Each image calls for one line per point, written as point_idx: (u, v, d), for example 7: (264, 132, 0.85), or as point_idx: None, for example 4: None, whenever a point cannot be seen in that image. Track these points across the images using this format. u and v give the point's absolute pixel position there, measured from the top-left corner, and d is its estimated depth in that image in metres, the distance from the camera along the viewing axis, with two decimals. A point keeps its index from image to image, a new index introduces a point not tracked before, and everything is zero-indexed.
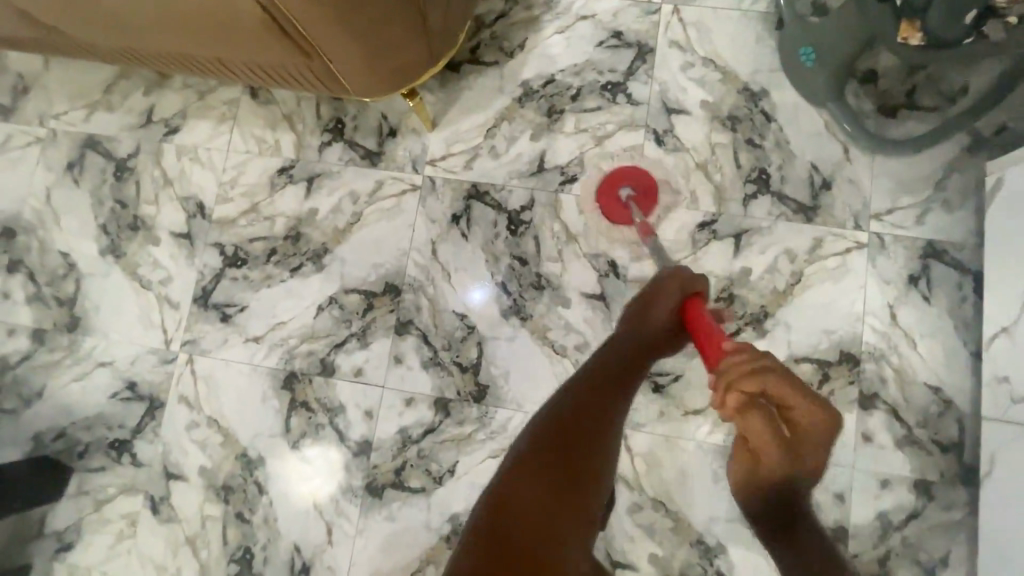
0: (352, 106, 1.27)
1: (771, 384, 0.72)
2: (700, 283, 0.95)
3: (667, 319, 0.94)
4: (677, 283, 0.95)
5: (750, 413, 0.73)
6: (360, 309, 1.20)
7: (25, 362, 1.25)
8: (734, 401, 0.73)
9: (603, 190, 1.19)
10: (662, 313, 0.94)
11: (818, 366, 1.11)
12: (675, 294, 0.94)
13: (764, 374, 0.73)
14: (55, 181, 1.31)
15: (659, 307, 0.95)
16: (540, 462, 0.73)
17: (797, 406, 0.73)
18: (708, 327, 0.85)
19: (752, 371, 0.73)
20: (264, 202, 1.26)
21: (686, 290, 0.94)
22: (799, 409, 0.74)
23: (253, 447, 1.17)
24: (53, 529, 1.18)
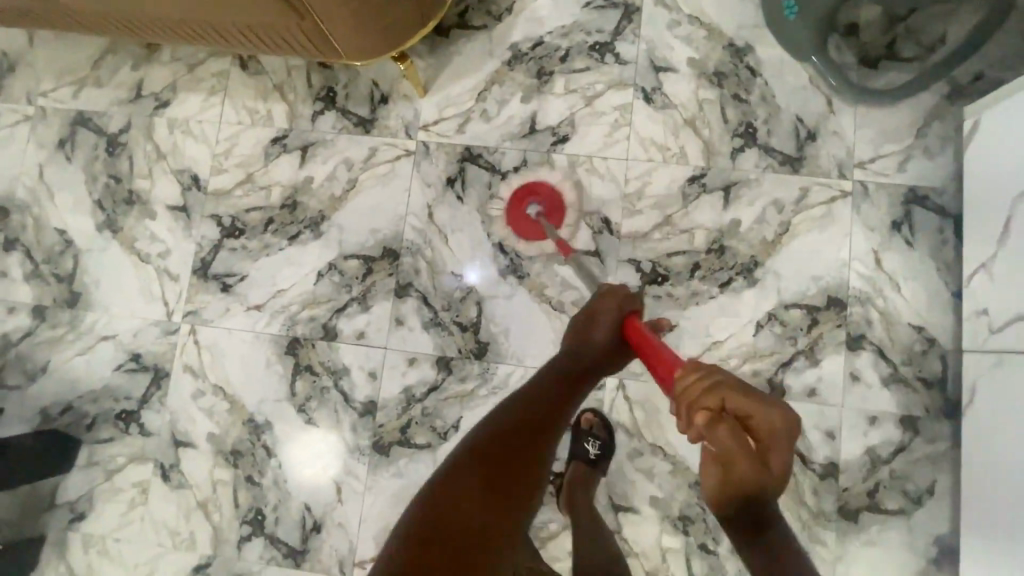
0: (343, 74, 1.28)
1: (725, 391, 0.65)
2: (636, 304, 0.92)
3: (609, 338, 0.90)
4: (614, 304, 0.91)
5: (718, 428, 0.63)
6: (360, 273, 1.22)
7: (27, 339, 1.26)
8: (701, 419, 0.64)
9: (514, 214, 1.21)
10: (603, 333, 0.90)
11: (807, 312, 1.14)
12: (613, 311, 0.91)
13: (718, 386, 0.66)
14: (48, 158, 1.31)
15: (602, 324, 0.91)
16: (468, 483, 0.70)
17: (758, 413, 0.63)
18: (654, 346, 0.82)
19: (706, 388, 0.67)
20: (259, 172, 1.27)
21: (623, 309, 0.91)
22: (757, 415, 0.63)
23: (259, 412, 1.19)
24: (65, 500, 1.20)
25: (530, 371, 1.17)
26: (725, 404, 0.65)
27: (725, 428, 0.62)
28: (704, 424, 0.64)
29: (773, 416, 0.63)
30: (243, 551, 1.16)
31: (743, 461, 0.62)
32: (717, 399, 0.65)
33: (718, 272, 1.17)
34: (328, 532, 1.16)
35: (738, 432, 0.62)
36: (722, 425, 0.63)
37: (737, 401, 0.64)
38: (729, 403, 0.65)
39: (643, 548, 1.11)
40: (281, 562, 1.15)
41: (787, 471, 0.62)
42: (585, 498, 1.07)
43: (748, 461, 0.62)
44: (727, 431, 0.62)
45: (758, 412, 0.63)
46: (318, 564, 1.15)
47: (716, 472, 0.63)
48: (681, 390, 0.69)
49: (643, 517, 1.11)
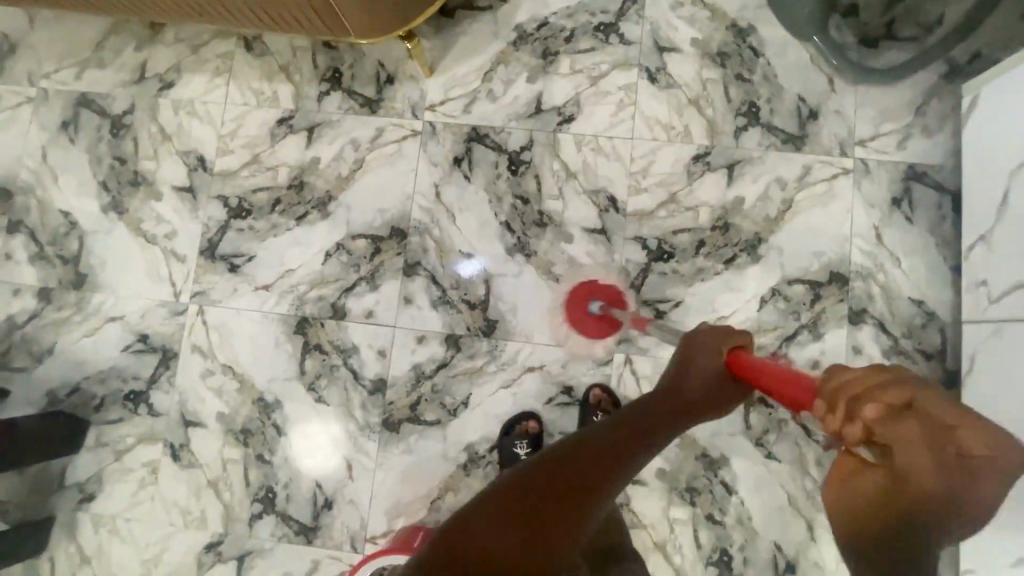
0: (349, 55, 1.28)
1: (921, 389, 0.40)
2: (742, 336, 0.70)
3: (714, 372, 0.69)
4: (714, 338, 0.71)
5: (900, 428, 0.38)
6: (368, 253, 1.23)
7: (33, 321, 1.25)
8: (869, 415, 0.40)
9: (586, 329, 1.17)
10: (704, 371, 0.69)
11: (810, 287, 1.17)
12: (712, 353, 0.70)
13: (900, 379, 0.41)
14: (51, 140, 1.30)
15: (701, 358, 0.70)
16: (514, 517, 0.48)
17: (978, 427, 0.37)
18: (777, 371, 0.59)
19: (883, 379, 0.41)
20: (265, 153, 1.27)
21: (722, 346, 0.70)
22: (981, 430, 0.37)
23: (269, 391, 1.20)
24: (75, 481, 1.21)
25: (538, 348, 1.18)
26: (916, 405, 0.39)
27: (918, 427, 0.38)
28: (866, 418, 0.40)
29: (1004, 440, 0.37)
30: (254, 528, 1.17)
31: (922, 469, 0.37)
32: (905, 395, 0.40)
33: (722, 248, 1.19)
34: (339, 509, 1.17)
35: (933, 448, 0.37)
36: (906, 423, 0.38)
37: (938, 406, 0.38)
38: (921, 402, 0.39)
39: (651, 519, 1.13)
40: (293, 539, 1.16)
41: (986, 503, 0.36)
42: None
43: (935, 486, 0.36)
44: (914, 436, 0.38)
45: (981, 430, 0.37)
46: (329, 540, 1.16)
47: (874, 482, 0.39)
48: (834, 389, 0.45)
49: (651, 490, 1.13)
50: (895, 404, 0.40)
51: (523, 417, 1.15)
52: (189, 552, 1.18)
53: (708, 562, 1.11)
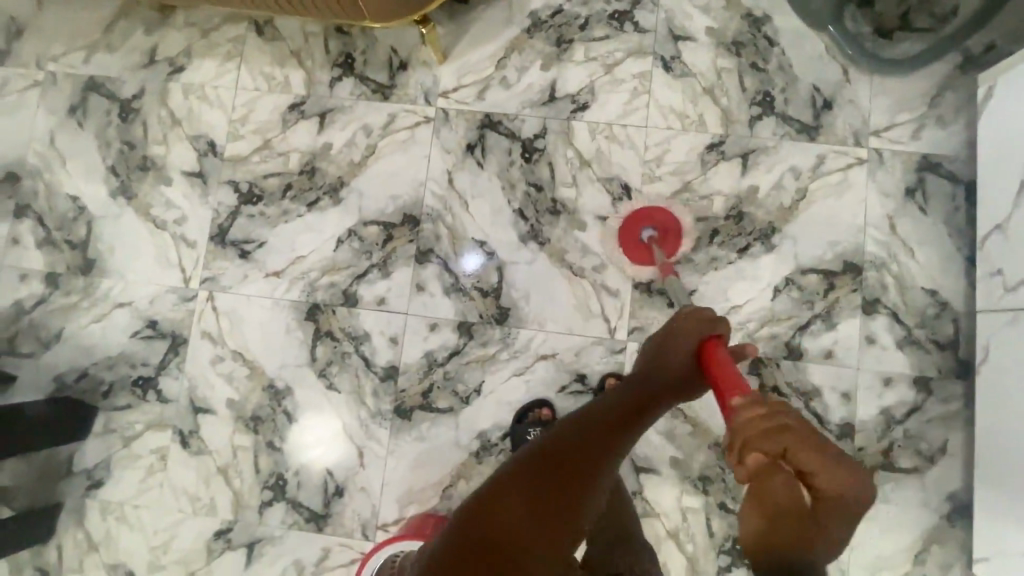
0: (361, 41, 1.27)
1: (790, 438, 0.53)
2: (719, 326, 0.83)
3: (687, 362, 0.83)
4: (689, 328, 0.84)
5: (771, 482, 0.50)
6: (380, 240, 1.22)
7: (40, 306, 1.24)
8: (753, 465, 0.53)
9: (625, 237, 1.19)
10: (680, 360, 0.83)
11: (824, 276, 1.16)
12: (692, 338, 0.83)
13: (781, 431, 0.54)
14: (59, 124, 1.29)
15: (679, 347, 0.83)
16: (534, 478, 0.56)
17: (826, 470, 0.49)
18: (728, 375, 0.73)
19: (765, 429, 0.55)
20: (276, 138, 1.26)
21: (703, 333, 0.82)
22: (824, 471, 0.49)
23: (280, 378, 1.19)
24: (83, 468, 1.20)
25: (551, 336, 1.17)
26: (788, 454, 0.52)
27: (783, 476, 0.51)
28: (756, 469, 0.52)
29: (840, 476, 0.49)
30: (264, 516, 1.16)
31: (783, 490, 0.49)
32: (780, 445, 0.53)
33: (736, 238, 1.18)
34: (350, 496, 1.16)
35: (791, 491, 0.49)
36: (775, 475, 0.51)
37: (802, 452, 0.51)
38: (794, 453, 0.51)
39: (664, 508, 1.13)
40: (303, 526, 1.16)
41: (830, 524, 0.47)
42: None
43: (791, 519, 0.47)
44: (782, 483, 0.50)
45: (827, 468, 0.50)
46: (340, 528, 1.15)
47: (756, 519, 0.48)
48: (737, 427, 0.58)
49: (664, 478, 1.13)
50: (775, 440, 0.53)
51: (537, 405, 1.14)
52: (198, 539, 1.17)
53: (720, 551, 1.11)
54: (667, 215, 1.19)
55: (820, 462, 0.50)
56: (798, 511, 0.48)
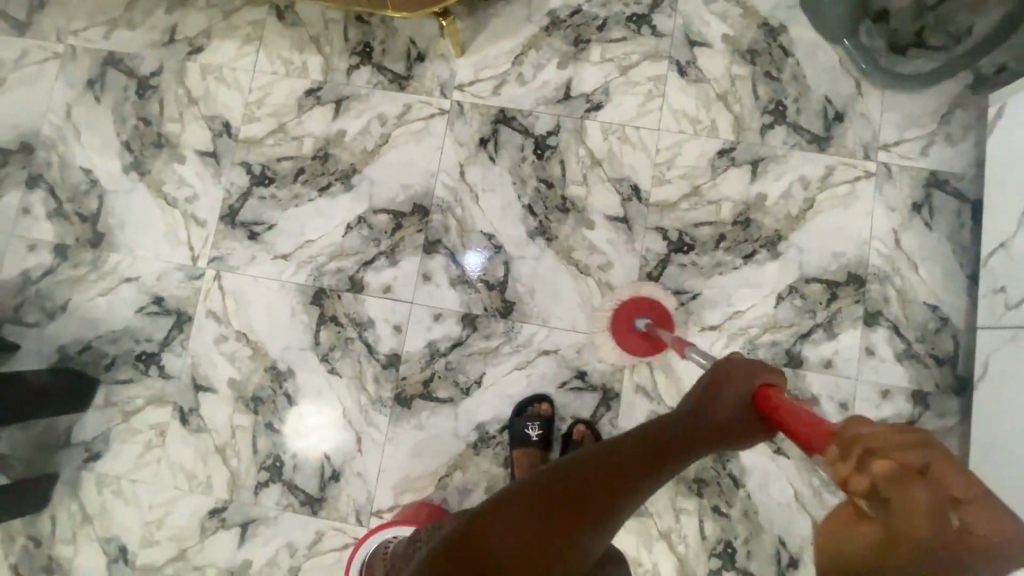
0: (381, 30, 1.29)
1: (939, 456, 0.37)
2: (775, 376, 0.65)
3: (740, 407, 0.63)
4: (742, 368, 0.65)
5: (893, 491, 0.36)
6: (389, 228, 1.23)
7: (48, 276, 1.25)
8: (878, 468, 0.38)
9: (627, 344, 1.14)
10: (732, 402, 0.63)
11: (827, 286, 1.17)
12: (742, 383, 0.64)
13: (925, 447, 0.38)
14: (77, 97, 1.30)
15: (731, 388, 0.64)
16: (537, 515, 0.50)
17: (988, 512, 0.34)
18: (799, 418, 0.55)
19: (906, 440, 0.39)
20: (292, 122, 1.27)
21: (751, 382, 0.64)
22: (985, 510, 0.34)
23: (282, 360, 1.20)
24: (81, 439, 1.20)
25: (554, 332, 1.18)
26: (933, 473, 0.36)
27: (926, 492, 0.35)
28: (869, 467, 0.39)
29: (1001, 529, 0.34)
30: (260, 496, 1.17)
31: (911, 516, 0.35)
32: (921, 459, 0.37)
33: (742, 244, 1.19)
34: (347, 481, 1.16)
35: (928, 519, 0.34)
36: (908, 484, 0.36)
37: (954, 476, 0.36)
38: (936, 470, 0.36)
39: (658, 508, 1.13)
40: (298, 508, 1.16)
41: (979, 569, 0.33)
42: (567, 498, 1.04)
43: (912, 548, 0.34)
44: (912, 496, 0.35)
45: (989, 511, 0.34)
46: (335, 512, 1.15)
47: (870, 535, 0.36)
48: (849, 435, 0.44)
49: None
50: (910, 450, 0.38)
51: (539, 398, 1.15)
52: (192, 516, 1.17)
53: (712, 554, 1.12)
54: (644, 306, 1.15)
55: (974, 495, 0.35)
56: (928, 548, 0.34)
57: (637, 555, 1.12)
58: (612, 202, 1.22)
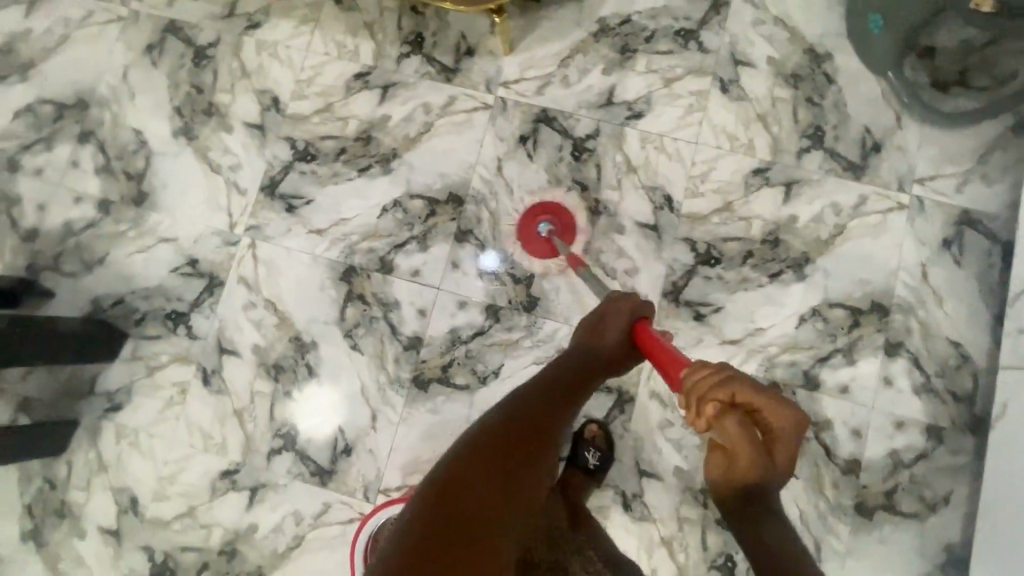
0: (433, 22, 1.32)
1: (737, 385, 0.68)
2: (644, 309, 0.95)
3: (621, 341, 0.93)
4: (621, 309, 0.94)
5: (725, 424, 0.66)
6: (423, 214, 1.25)
7: (89, 229, 1.29)
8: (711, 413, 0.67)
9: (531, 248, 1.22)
10: (611, 339, 0.92)
11: (850, 313, 1.18)
12: (622, 320, 0.93)
13: (730, 379, 0.69)
14: (135, 60, 1.35)
15: (612, 329, 0.93)
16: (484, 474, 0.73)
17: (772, 408, 0.67)
18: (661, 348, 0.85)
19: (717, 382, 0.69)
20: (339, 103, 1.31)
21: (630, 317, 0.93)
22: (771, 410, 0.67)
23: (307, 332, 1.22)
24: (104, 390, 1.23)
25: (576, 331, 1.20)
26: (737, 398, 0.67)
27: (737, 418, 0.67)
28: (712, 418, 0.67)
29: (783, 414, 0.67)
30: (271, 463, 1.19)
31: (743, 448, 0.66)
32: (731, 392, 0.68)
33: (770, 263, 1.20)
34: (357, 457, 1.18)
35: (749, 436, 0.66)
36: (731, 416, 0.67)
37: (750, 395, 0.67)
38: (738, 398, 0.68)
39: (663, 515, 1.14)
40: (308, 478, 1.18)
41: (781, 455, 0.68)
42: (575, 502, 1.07)
43: (755, 458, 0.66)
44: (737, 425, 0.66)
45: (775, 407, 0.67)
46: (343, 486, 1.17)
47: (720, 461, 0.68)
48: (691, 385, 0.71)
49: (666, 486, 1.14)
50: (724, 390, 0.68)
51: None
52: (204, 476, 1.19)
53: (712, 566, 1.12)
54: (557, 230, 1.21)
55: (771, 406, 0.67)
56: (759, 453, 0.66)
57: (638, 560, 1.12)
58: (644, 209, 1.23)
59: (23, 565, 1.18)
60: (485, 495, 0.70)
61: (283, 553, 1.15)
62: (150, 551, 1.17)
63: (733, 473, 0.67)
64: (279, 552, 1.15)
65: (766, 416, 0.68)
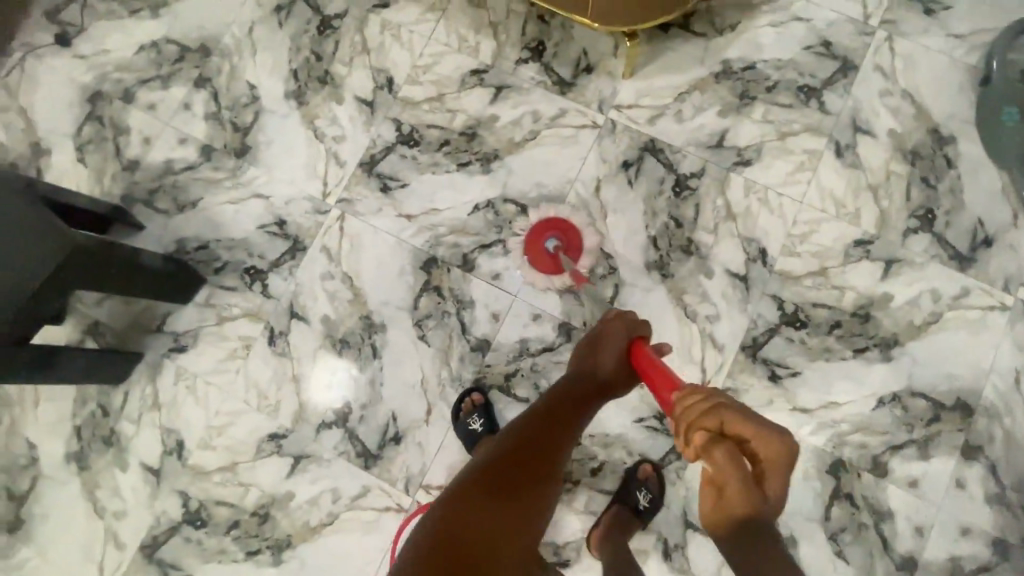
0: (558, 34, 1.32)
1: (728, 415, 0.67)
2: (641, 328, 1.00)
3: (618, 358, 0.98)
4: (619, 329, 0.99)
5: (712, 453, 0.64)
6: (514, 220, 1.25)
7: (188, 171, 1.32)
8: (699, 441, 0.66)
9: (538, 261, 1.20)
10: (611, 354, 0.98)
11: (932, 405, 1.14)
12: (620, 338, 0.99)
13: (718, 409, 0.68)
14: (262, 18, 1.37)
15: (609, 346, 0.99)
16: (500, 477, 0.83)
17: (761, 438, 0.65)
18: (655, 366, 0.90)
19: (707, 410, 0.68)
20: (450, 95, 1.31)
21: (626, 334, 0.99)
22: (758, 438, 0.65)
23: (378, 313, 1.23)
24: (173, 330, 1.25)
25: None
26: (725, 428, 0.67)
27: (722, 449, 0.64)
28: (699, 444, 0.66)
29: (775, 445, 0.65)
30: (320, 435, 1.19)
31: (730, 484, 0.63)
32: (717, 421, 0.67)
33: (857, 337, 1.17)
34: (405, 447, 1.17)
35: (733, 467, 0.63)
36: (718, 443, 0.65)
37: (739, 425, 0.66)
38: (727, 426, 0.67)
39: (702, 571, 1.10)
40: (352, 458, 1.17)
41: (779, 495, 0.64)
42: (624, 540, 1.05)
43: (740, 491, 0.62)
44: (725, 454, 0.63)
45: (763, 437, 0.65)
46: (386, 473, 1.16)
47: (712, 496, 0.64)
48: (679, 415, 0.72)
49: (711, 543, 1.11)
50: (709, 418, 0.68)
51: (467, 394, 1.17)
52: (252, 434, 1.19)
53: None
54: (559, 218, 1.23)
55: (759, 435, 0.65)
56: (747, 488, 0.62)
57: None
58: (737, 258, 1.21)
59: (62, 484, 1.20)
60: (503, 499, 0.81)
61: (315, 528, 1.15)
62: (185, 497, 1.17)
63: (722, 509, 0.64)
64: (311, 526, 1.15)
65: (753, 446, 0.65)
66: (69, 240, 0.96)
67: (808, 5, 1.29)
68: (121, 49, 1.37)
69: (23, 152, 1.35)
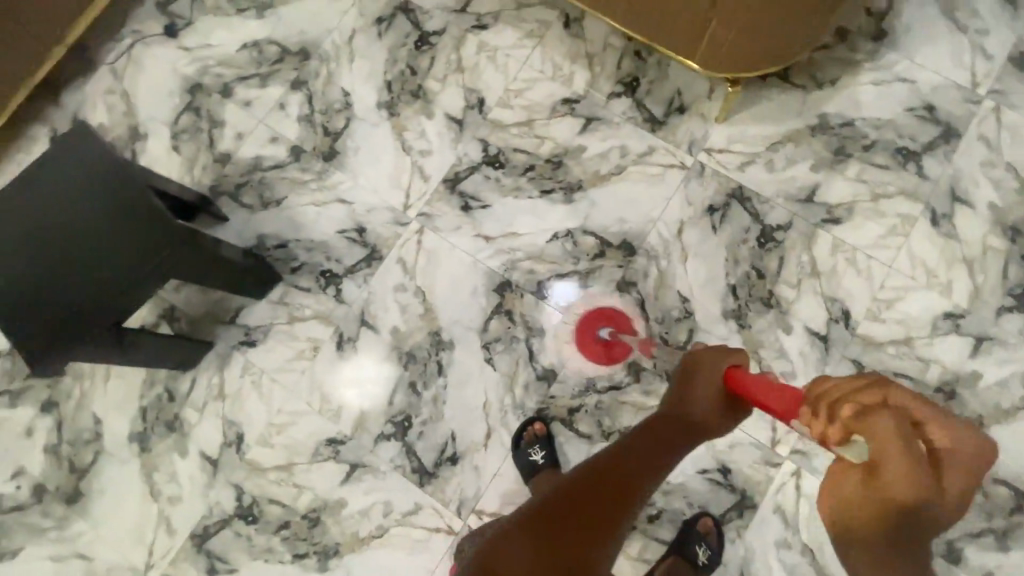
0: (653, 71, 1.32)
1: (892, 390, 0.60)
2: (736, 356, 0.88)
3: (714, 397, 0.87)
4: (709, 360, 0.89)
5: (872, 427, 0.57)
6: (592, 252, 1.24)
7: (276, 170, 1.34)
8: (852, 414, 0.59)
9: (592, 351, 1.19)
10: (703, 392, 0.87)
11: (1015, 495, 1.08)
12: (713, 371, 0.87)
13: (882, 385, 0.61)
14: (362, 27, 1.40)
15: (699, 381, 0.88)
16: (574, 503, 0.80)
17: (936, 423, 0.57)
18: (759, 392, 0.80)
19: (860, 388, 0.62)
20: (540, 122, 1.32)
21: (720, 365, 0.87)
22: (935, 427, 0.57)
23: (448, 331, 1.23)
24: (245, 323, 1.27)
25: None
26: (889, 402, 0.59)
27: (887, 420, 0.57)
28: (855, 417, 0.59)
29: (957, 437, 0.57)
30: (377, 447, 1.19)
31: (892, 461, 0.55)
32: (881, 396, 0.60)
33: None
34: (461, 469, 1.17)
35: (900, 441, 0.55)
36: (881, 415, 0.57)
37: (904, 400, 0.59)
38: (892, 401, 0.59)
39: None
40: (408, 474, 1.17)
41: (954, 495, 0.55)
42: None
43: (910, 475, 0.54)
44: (890, 428, 0.56)
45: (939, 425, 0.57)
46: (440, 492, 1.16)
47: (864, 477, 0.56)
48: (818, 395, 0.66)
49: None
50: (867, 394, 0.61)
51: (530, 422, 1.16)
52: (311, 437, 1.20)
53: None
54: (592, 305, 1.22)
55: (935, 422, 0.58)
56: (918, 475, 0.54)
57: None
58: (818, 316, 1.18)
59: (123, 463, 1.22)
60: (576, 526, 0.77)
61: (364, 539, 1.15)
62: (239, 491, 1.18)
63: (883, 494, 0.55)
64: (360, 537, 1.15)
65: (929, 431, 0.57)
66: (169, 237, 0.98)
67: (913, 66, 1.27)
68: (225, 45, 1.42)
69: (121, 134, 1.40)
